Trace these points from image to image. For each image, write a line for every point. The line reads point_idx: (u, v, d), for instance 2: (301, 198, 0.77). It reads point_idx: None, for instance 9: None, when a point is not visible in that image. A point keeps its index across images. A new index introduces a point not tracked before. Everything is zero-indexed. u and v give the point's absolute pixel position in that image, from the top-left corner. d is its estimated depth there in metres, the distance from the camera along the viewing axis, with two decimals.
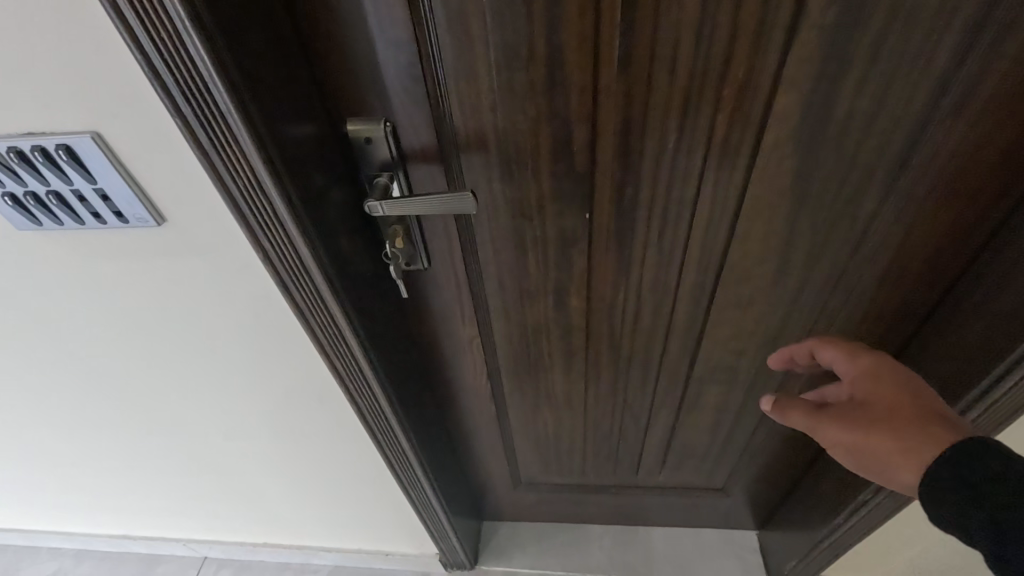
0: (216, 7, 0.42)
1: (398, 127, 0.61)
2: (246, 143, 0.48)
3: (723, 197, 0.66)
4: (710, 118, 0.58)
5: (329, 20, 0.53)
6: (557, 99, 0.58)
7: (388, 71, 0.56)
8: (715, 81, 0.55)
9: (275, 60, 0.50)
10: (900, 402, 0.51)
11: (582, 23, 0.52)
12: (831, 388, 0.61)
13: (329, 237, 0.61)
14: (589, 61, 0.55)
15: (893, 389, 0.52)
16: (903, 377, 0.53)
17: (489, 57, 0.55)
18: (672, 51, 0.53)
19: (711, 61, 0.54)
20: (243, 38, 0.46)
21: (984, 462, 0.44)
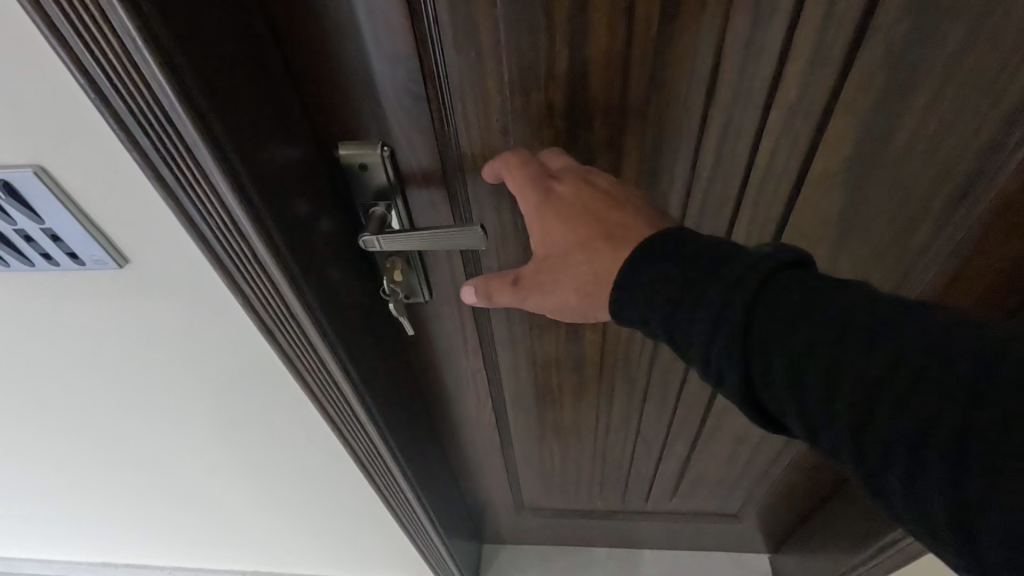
0: (175, 23, 0.35)
1: (396, 150, 0.54)
2: (218, 181, 0.41)
3: (761, 229, 0.59)
4: (752, 145, 0.51)
5: (317, 32, 0.45)
6: (578, 121, 0.51)
7: (384, 90, 0.49)
8: (761, 103, 0.48)
9: (251, 81, 0.43)
10: (575, 235, 0.47)
11: (610, 37, 0.45)
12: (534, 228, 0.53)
13: (316, 276, 0.54)
14: (616, 79, 0.47)
15: (563, 224, 0.47)
16: (575, 195, 0.47)
17: (501, 75, 0.48)
18: (712, 70, 0.46)
19: (758, 81, 0.47)
20: (212, 58, 0.38)
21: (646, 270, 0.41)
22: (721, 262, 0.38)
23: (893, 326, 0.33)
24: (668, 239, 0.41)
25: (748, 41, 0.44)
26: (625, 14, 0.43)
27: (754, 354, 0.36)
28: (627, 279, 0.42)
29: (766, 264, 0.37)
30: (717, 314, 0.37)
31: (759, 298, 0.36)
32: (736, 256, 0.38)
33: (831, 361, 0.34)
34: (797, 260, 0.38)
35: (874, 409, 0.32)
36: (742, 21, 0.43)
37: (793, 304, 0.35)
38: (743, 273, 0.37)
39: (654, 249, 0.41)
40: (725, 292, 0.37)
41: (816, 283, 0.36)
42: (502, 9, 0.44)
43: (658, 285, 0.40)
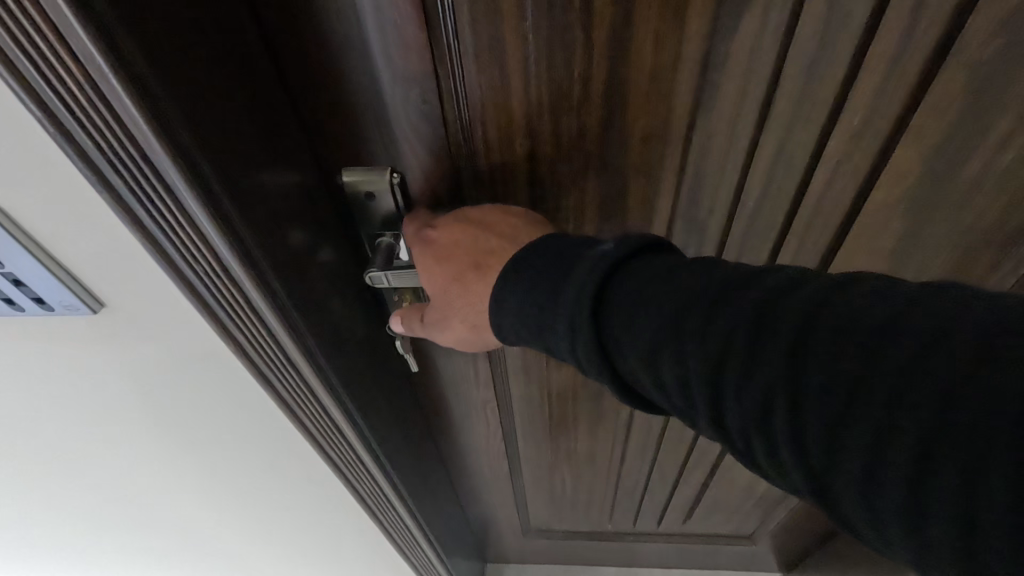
0: (147, 39, 0.29)
1: (406, 176, 0.48)
2: (205, 223, 0.35)
3: (807, 261, 0.53)
4: (805, 173, 0.46)
5: (319, 45, 0.39)
6: (613, 144, 0.45)
7: (395, 112, 0.43)
8: (821, 127, 0.42)
9: (242, 104, 0.37)
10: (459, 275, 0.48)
11: (655, 54, 0.39)
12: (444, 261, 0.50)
13: (315, 317, 0.48)
14: (659, 99, 0.42)
15: (447, 264, 0.47)
16: (459, 231, 0.47)
17: (527, 95, 0.42)
18: (770, 90, 0.41)
19: (821, 103, 0.41)
20: (194, 79, 0.32)
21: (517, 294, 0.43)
22: (577, 264, 0.40)
23: (731, 291, 0.33)
24: (539, 252, 0.43)
25: (814, 59, 0.39)
26: (674, 28, 0.38)
27: (616, 344, 0.37)
28: (503, 300, 0.44)
29: (608, 256, 0.39)
30: (573, 316, 0.39)
31: (606, 294, 0.38)
32: (587, 258, 0.40)
33: (676, 336, 0.34)
34: (646, 247, 0.39)
35: (720, 380, 0.32)
36: (809, 37, 0.38)
37: (645, 286, 0.36)
38: (587, 271, 0.39)
39: (524, 267, 0.43)
40: (574, 293, 0.39)
41: (658, 266, 0.37)
42: (531, 21, 0.38)
43: (530, 302, 0.42)
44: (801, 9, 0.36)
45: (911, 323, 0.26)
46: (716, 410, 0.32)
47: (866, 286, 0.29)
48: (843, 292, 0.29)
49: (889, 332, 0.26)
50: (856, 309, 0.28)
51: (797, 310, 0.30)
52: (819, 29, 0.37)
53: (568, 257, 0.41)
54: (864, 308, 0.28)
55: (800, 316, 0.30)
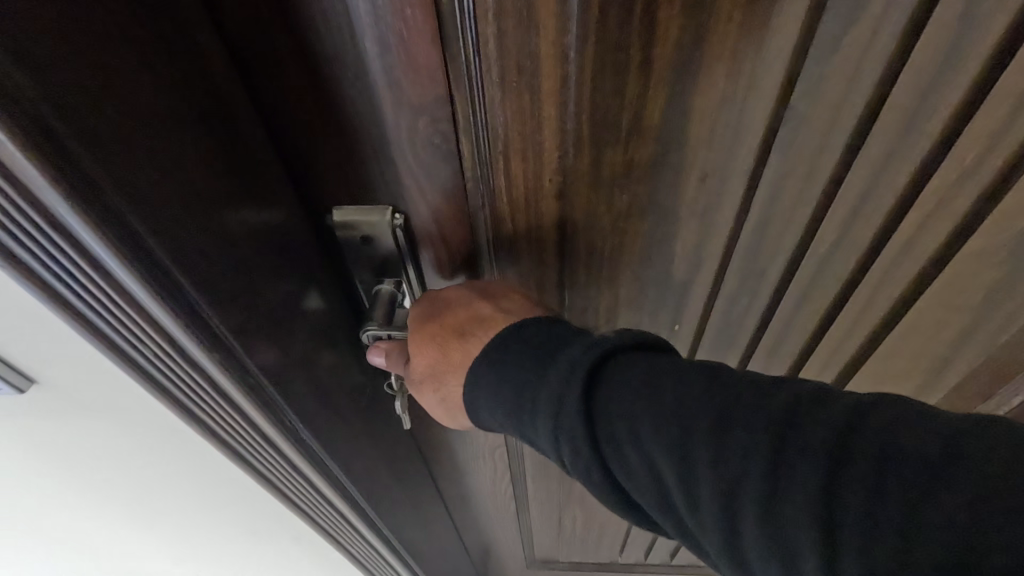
0: (43, 59, 0.20)
1: (411, 218, 0.40)
2: (155, 309, 0.27)
3: (875, 319, 0.45)
4: (890, 223, 0.38)
5: (304, 63, 0.31)
6: (663, 182, 0.37)
7: (398, 144, 0.35)
8: (920, 172, 0.34)
9: (194, 134, 0.28)
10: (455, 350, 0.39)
11: (730, 76, 0.31)
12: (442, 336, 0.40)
13: (298, 386, 0.40)
14: (727, 132, 0.34)
15: (433, 324, 0.40)
16: (459, 291, 0.40)
17: (564, 123, 0.34)
18: (868, 123, 0.33)
19: (923, 144, 0.33)
20: (122, 109, 0.24)
21: (490, 376, 0.36)
22: (561, 348, 0.34)
23: (745, 404, 0.28)
24: (526, 327, 0.36)
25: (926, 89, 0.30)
26: (757, 46, 0.30)
27: (612, 450, 0.31)
28: (478, 377, 0.37)
29: (602, 343, 0.33)
30: (557, 406, 0.32)
31: (595, 390, 0.32)
32: (577, 342, 0.34)
33: (681, 452, 0.29)
34: (640, 337, 0.34)
35: (738, 512, 0.27)
36: (925, 62, 0.29)
37: (643, 375, 0.31)
38: (576, 357, 0.33)
39: (509, 344, 0.36)
40: (560, 383, 0.33)
41: (653, 362, 0.32)
42: (575, 34, 0.29)
43: (514, 388, 0.35)
44: (923, 26, 0.28)
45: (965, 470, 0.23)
46: (728, 539, 0.27)
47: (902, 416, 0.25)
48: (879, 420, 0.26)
49: (945, 480, 0.23)
50: (902, 446, 0.25)
51: (831, 438, 0.26)
52: (942, 58, 0.29)
53: (553, 335, 0.35)
54: (905, 435, 0.25)
55: (838, 441, 0.25)
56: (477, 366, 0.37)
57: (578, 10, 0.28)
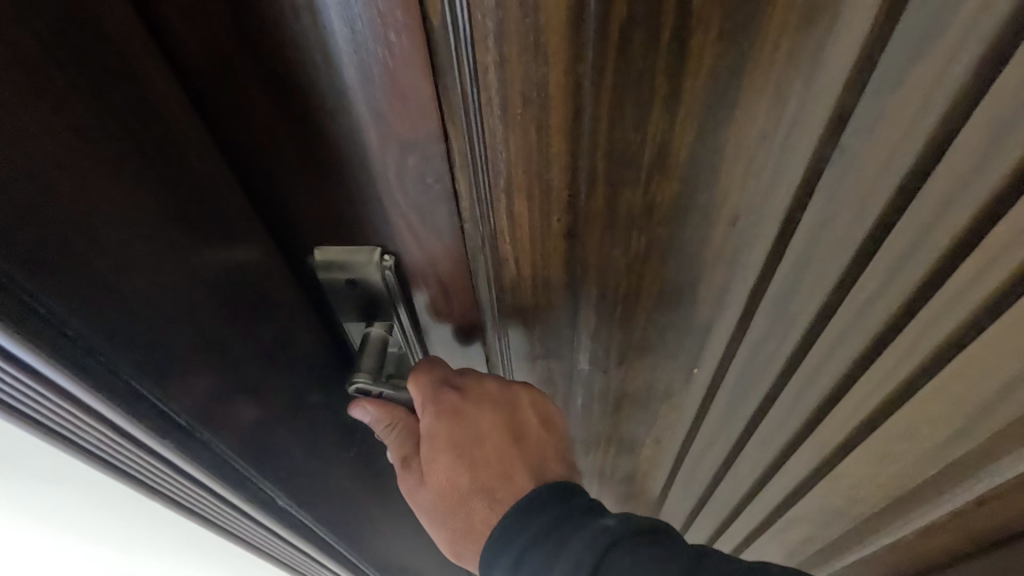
0: None
1: (403, 259, 0.35)
2: (99, 407, 0.24)
3: (906, 372, 0.41)
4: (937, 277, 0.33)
5: (272, 92, 0.27)
6: (685, 227, 0.33)
7: (386, 183, 0.30)
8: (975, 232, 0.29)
9: (125, 177, 0.24)
10: (488, 455, 0.40)
11: (772, 110, 0.26)
12: (476, 437, 0.40)
13: (279, 447, 0.36)
14: (763, 170, 0.30)
15: (457, 463, 0.40)
16: (494, 434, 0.41)
17: (575, 160, 0.30)
18: (926, 166, 0.28)
19: (979, 201, 0.28)
20: (16, 165, 0.19)
21: (510, 540, 0.36)
22: (569, 534, 0.34)
23: None
24: (538, 501, 0.37)
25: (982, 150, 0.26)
26: (807, 80, 0.25)
27: None
28: (494, 555, 0.36)
29: (608, 530, 0.33)
30: None
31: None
32: (582, 527, 0.34)
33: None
34: (641, 521, 0.34)
35: None
36: (1000, 110, 0.24)
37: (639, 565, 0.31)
38: (585, 545, 0.33)
39: (525, 518, 0.36)
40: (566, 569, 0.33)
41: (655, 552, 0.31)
42: (588, 61, 0.25)
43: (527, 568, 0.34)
44: (1004, 64, 0.23)
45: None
46: None
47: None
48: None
49: None
50: None
51: None
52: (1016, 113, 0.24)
53: (563, 517, 0.35)
54: None
55: None
56: (495, 536, 0.36)
57: (593, 35, 0.24)
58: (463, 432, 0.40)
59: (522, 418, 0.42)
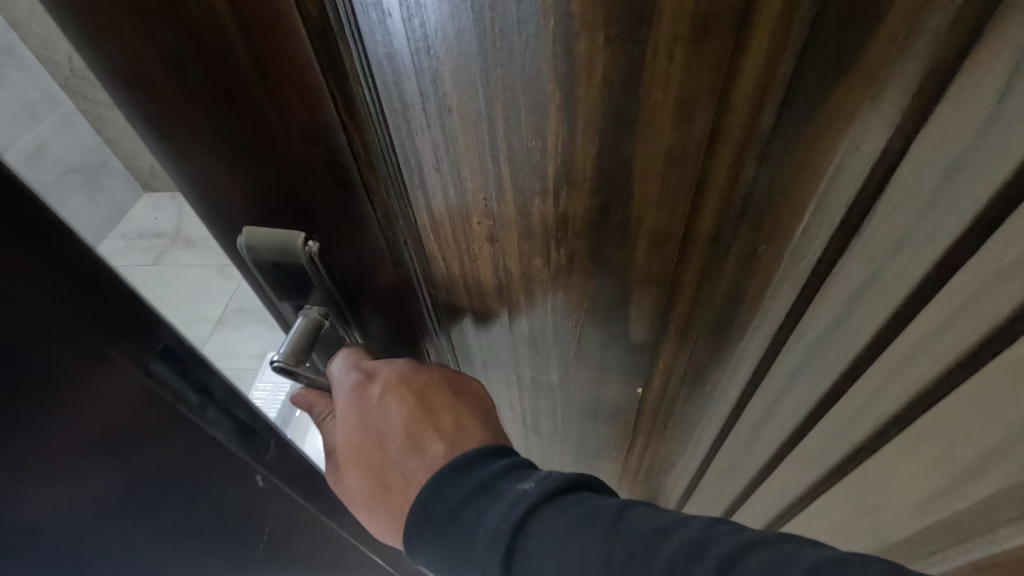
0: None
1: (327, 244, 0.34)
2: None
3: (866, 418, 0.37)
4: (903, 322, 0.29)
5: (160, 78, 0.25)
6: (605, 246, 0.31)
7: (295, 169, 0.29)
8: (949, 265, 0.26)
9: None
10: (400, 433, 0.37)
11: (678, 126, 0.24)
12: (384, 417, 0.38)
13: (116, 525, 0.34)
14: (686, 196, 0.27)
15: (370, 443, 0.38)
16: (403, 415, 0.38)
17: (482, 164, 0.28)
18: (867, 195, 0.25)
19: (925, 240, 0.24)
20: None
21: (435, 515, 0.34)
22: (492, 500, 0.32)
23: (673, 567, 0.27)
24: (454, 472, 0.34)
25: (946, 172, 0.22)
26: (717, 97, 0.22)
27: None
28: (416, 531, 0.34)
29: (527, 498, 0.31)
30: (487, 557, 0.31)
31: (520, 542, 0.30)
32: (503, 492, 0.32)
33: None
34: (563, 480, 0.32)
35: None
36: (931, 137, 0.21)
37: (561, 534, 0.29)
38: (505, 512, 0.31)
39: (448, 489, 0.34)
40: (489, 538, 0.31)
41: (576, 516, 0.30)
42: (473, 60, 0.23)
43: (451, 538, 0.33)
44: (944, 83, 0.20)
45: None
46: None
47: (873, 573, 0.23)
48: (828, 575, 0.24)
49: None
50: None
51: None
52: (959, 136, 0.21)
53: (485, 486, 0.33)
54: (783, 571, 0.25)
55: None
56: (417, 514, 0.34)
57: (475, 36, 0.22)
58: (372, 413, 0.38)
59: (434, 394, 0.39)
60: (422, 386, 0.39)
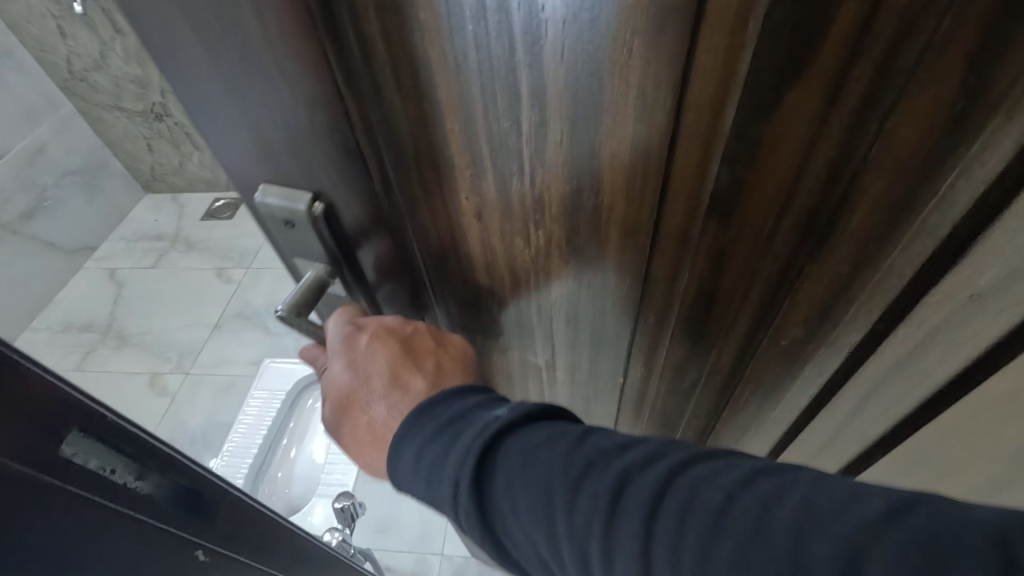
0: None
1: (338, 209, 0.32)
2: None
3: (857, 413, 0.37)
4: (883, 320, 0.29)
5: (162, 56, 0.26)
6: (587, 231, 0.31)
7: (298, 133, 0.28)
8: (925, 264, 0.26)
9: None
10: (388, 377, 0.35)
11: (642, 117, 0.24)
12: (372, 363, 0.35)
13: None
14: (659, 184, 0.27)
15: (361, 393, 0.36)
16: (387, 358, 0.35)
17: (464, 150, 0.29)
18: (843, 194, 0.25)
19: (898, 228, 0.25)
20: None
21: (415, 445, 0.27)
22: (467, 422, 0.26)
23: (712, 493, 0.21)
24: (432, 403, 0.28)
25: (912, 178, 0.23)
26: (683, 86, 0.23)
27: (523, 532, 0.24)
28: (395, 459, 0.27)
29: (497, 421, 0.25)
30: (456, 488, 0.24)
31: (493, 477, 0.24)
32: (475, 417, 0.26)
33: (590, 544, 0.22)
34: (536, 410, 0.26)
35: None
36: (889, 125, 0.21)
37: (552, 463, 0.24)
38: (473, 435, 0.25)
39: (428, 412, 0.27)
40: (458, 469, 0.24)
41: (553, 443, 0.24)
42: (446, 44, 0.24)
43: (413, 455, 0.27)
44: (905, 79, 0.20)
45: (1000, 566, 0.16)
46: None
47: (996, 536, 0.17)
48: (911, 518, 0.18)
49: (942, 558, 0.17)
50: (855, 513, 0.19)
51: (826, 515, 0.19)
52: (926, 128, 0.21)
53: (461, 414, 0.27)
54: (861, 505, 0.19)
55: (788, 512, 0.20)
56: (398, 439, 0.27)
57: (448, 28, 0.23)
58: (363, 366, 0.36)
59: (418, 334, 0.37)
60: (405, 329, 0.37)
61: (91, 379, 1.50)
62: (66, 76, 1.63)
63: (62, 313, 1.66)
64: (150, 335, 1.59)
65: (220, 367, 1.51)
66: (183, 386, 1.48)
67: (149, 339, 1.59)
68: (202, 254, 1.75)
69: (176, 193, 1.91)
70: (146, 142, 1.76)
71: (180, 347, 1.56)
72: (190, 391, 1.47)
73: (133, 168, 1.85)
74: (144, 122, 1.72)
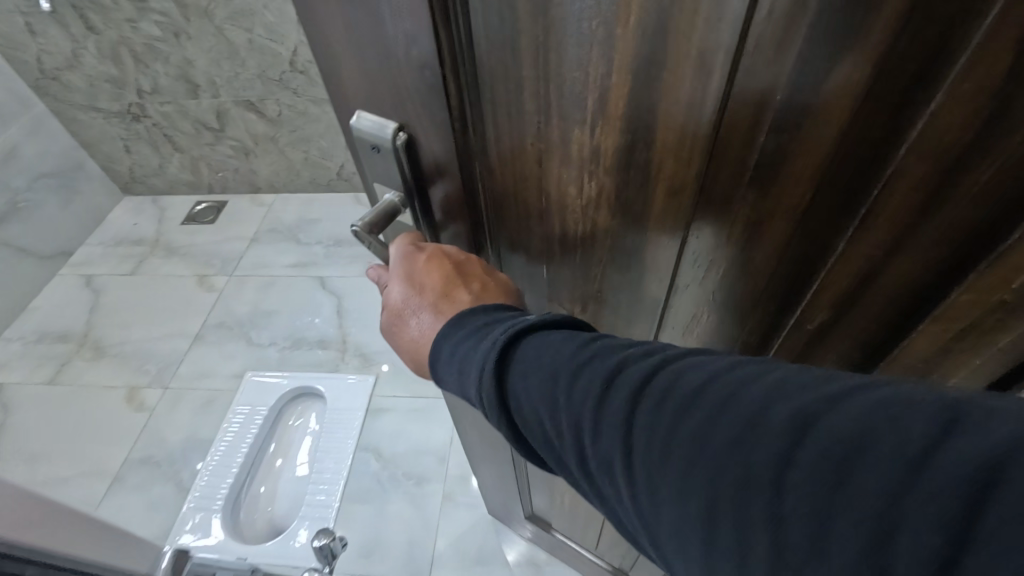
0: None
1: (417, 142, 0.36)
2: None
3: None
4: (918, 304, 0.30)
5: None
6: (637, 185, 0.34)
7: (392, 67, 0.32)
8: (969, 242, 0.26)
9: None
10: (437, 294, 0.38)
11: (698, 80, 0.26)
12: (426, 279, 0.39)
13: None
14: (711, 145, 0.29)
15: (414, 305, 0.39)
16: (439, 277, 0.38)
17: (534, 98, 0.32)
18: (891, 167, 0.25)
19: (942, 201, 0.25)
20: None
21: (452, 337, 0.31)
22: (497, 322, 0.30)
23: (693, 375, 0.22)
24: (470, 313, 0.32)
25: (949, 161, 0.24)
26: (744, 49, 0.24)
27: (532, 423, 0.27)
28: (437, 355, 0.32)
29: (525, 320, 0.28)
30: (481, 370, 0.28)
31: (512, 369, 0.27)
32: (506, 320, 0.30)
33: (583, 421, 0.24)
34: (560, 319, 0.28)
35: (658, 482, 0.22)
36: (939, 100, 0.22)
37: (558, 354, 0.26)
38: (501, 329, 0.28)
39: (467, 316, 0.31)
40: (484, 355, 0.28)
41: (567, 341, 0.26)
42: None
43: (451, 348, 0.31)
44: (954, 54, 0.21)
45: (939, 424, 0.17)
46: (647, 504, 0.22)
47: (950, 410, 0.17)
48: (877, 396, 0.19)
49: (898, 425, 0.18)
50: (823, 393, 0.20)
51: (798, 395, 0.20)
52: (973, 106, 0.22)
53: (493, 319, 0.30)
54: (830, 387, 0.20)
55: (758, 388, 0.21)
56: (440, 333, 0.32)
57: None
58: (418, 283, 0.39)
59: (468, 262, 0.40)
60: (458, 256, 0.40)
61: (69, 394, 1.44)
62: (37, 76, 1.62)
63: (36, 324, 1.60)
64: (130, 345, 1.54)
65: (201, 379, 1.45)
66: (162, 403, 1.41)
67: (128, 350, 1.53)
68: (189, 255, 1.75)
69: (157, 195, 1.95)
70: (122, 144, 1.79)
71: (161, 359, 1.50)
72: (169, 406, 1.41)
73: (110, 169, 1.87)
74: (121, 122, 1.73)
